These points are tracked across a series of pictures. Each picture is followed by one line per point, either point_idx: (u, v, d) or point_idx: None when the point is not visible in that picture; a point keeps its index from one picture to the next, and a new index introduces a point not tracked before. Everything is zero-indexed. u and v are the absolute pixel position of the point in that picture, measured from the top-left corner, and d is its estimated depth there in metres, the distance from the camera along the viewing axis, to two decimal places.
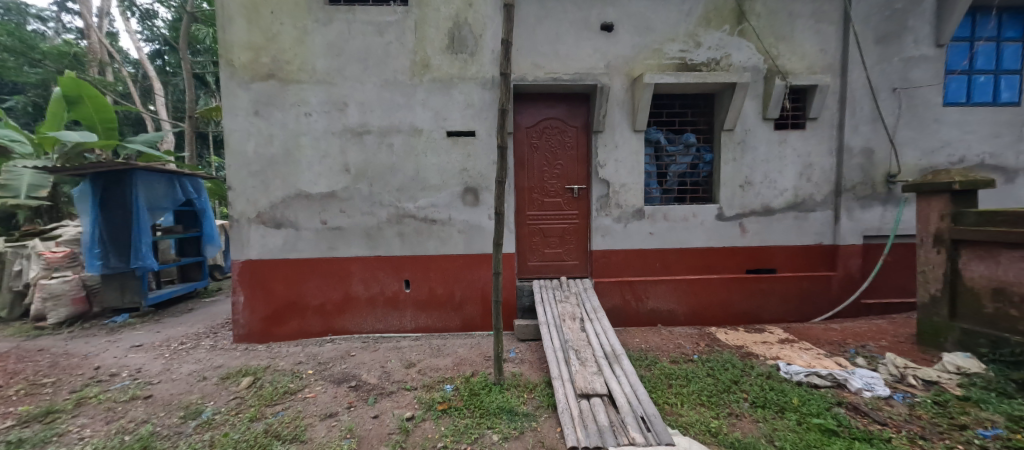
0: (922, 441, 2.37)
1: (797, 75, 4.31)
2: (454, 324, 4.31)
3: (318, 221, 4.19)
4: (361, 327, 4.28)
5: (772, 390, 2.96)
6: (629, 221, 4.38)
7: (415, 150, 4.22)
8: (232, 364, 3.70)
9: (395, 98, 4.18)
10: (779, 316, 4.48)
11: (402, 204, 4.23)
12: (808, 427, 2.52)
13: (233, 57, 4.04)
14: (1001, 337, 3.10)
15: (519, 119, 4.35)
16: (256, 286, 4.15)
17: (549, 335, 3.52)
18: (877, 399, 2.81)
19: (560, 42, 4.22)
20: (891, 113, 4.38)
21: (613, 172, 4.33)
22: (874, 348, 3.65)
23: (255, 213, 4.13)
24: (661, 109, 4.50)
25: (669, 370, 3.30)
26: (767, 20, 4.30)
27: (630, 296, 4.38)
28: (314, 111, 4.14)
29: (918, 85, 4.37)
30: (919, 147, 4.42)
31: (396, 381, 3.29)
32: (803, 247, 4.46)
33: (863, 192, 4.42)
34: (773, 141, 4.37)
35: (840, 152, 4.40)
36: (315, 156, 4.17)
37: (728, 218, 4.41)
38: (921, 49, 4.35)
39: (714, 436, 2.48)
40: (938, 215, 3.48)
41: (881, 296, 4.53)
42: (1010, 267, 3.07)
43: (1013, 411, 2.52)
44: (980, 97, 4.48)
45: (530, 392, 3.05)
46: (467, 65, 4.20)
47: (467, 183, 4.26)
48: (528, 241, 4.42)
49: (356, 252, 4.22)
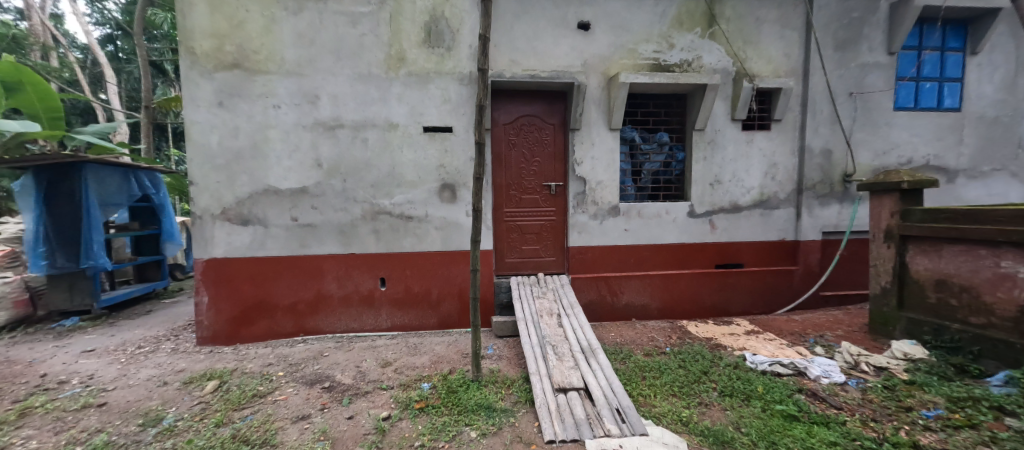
0: (872, 422, 2.54)
1: (763, 77, 4.50)
2: (431, 322, 4.27)
3: (288, 218, 4.04)
4: (335, 326, 4.17)
5: (738, 379, 3.10)
6: (605, 218, 4.46)
7: (391, 145, 4.13)
8: (196, 368, 3.53)
9: (369, 91, 4.07)
10: (745, 309, 4.68)
11: (377, 201, 4.15)
12: (772, 413, 2.66)
13: (195, 45, 3.83)
14: (943, 325, 3.35)
15: (497, 116, 4.34)
16: (222, 286, 3.96)
17: (527, 331, 3.54)
18: (833, 385, 3.00)
19: (537, 40, 4.23)
20: (848, 116, 4.64)
21: (590, 170, 4.39)
22: (831, 338, 3.88)
23: (220, 210, 3.94)
24: (636, 109, 4.59)
25: (643, 363, 3.40)
26: (735, 25, 4.46)
27: (606, 291, 4.47)
28: (283, 103, 3.98)
29: (872, 90, 4.65)
30: (872, 148, 4.71)
31: (371, 380, 3.24)
32: (768, 243, 4.68)
33: (823, 191, 4.67)
34: (740, 141, 4.55)
35: (802, 152, 4.63)
36: (284, 150, 4.01)
37: (699, 216, 4.56)
38: (875, 57, 4.63)
39: (685, 425, 2.57)
40: (888, 213, 3.73)
41: (837, 288, 4.82)
42: (950, 260, 3.32)
43: (952, 393, 2.74)
44: (927, 102, 4.82)
45: (508, 387, 3.07)
46: (444, 60, 4.15)
47: (444, 180, 4.22)
48: (506, 238, 4.44)
49: (329, 249, 4.11)
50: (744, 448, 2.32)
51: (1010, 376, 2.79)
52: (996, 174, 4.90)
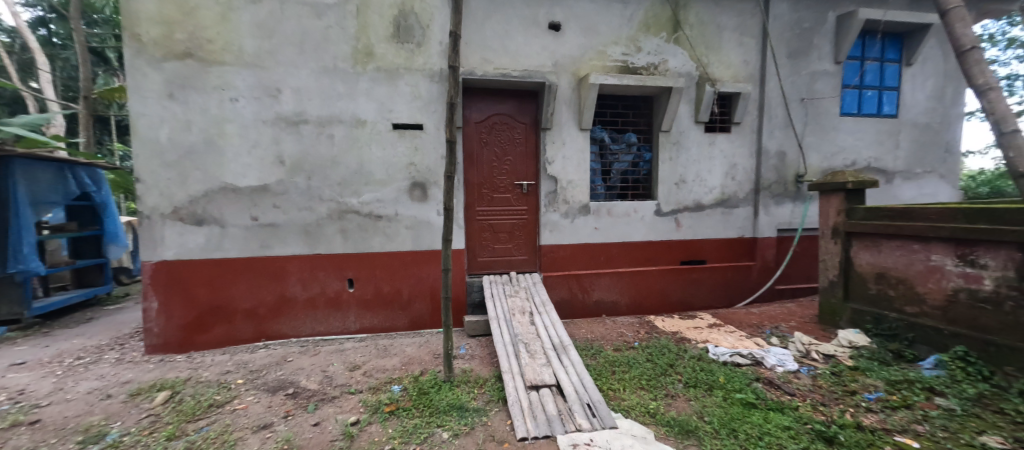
0: (821, 406, 2.73)
1: (724, 82, 4.71)
2: (401, 323, 4.19)
3: (247, 217, 3.84)
4: (299, 330, 4.01)
5: (702, 371, 3.23)
6: (575, 217, 4.53)
7: (358, 142, 4.01)
8: (144, 378, 3.29)
9: (335, 86, 3.94)
10: (708, 303, 4.90)
11: (344, 199, 4.02)
12: (732, 402, 2.79)
13: (141, 32, 3.56)
14: (882, 314, 3.63)
15: (468, 114, 4.30)
16: (174, 291, 3.71)
17: (499, 329, 3.55)
18: (787, 373, 3.19)
19: (508, 38, 4.23)
20: (800, 120, 4.95)
21: (561, 169, 4.45)
22: (785, 328, 4.13)
23: (171, 209, 3.69)
24: (605, 110, 4.69)
25: (612, 358, 3.49)
26: (698, 31, 4.64)
27: (577, 289, 4.55)
28: (240, 97, 3.77)
29: (821, 97, 4.98)
30: (821, 151, 5.05)
31: (339, 385, 3.14)
32: (729, 240, 4.91)
33: (778, 191, 4.95)
34: (703, 143, 4.74)
35: (759, 154, 4.89)
36: (243, 145, 3.80)
37: (665, 214, 4.72)
38: (823, 65, 4.96)
39: (653, 417, 2.66)
40: (835, 211, 4.01)
41: (790, 282, 5.13)
42: (888, 255, 3.61)
43: (891, 376, 2.98)
44: (868, 109, 5.22)
45: (480, 387, 3.06)
46: (413, 56, 4.07)
47: (414, 178, 4.14)
48: (478, 237, 4.42)
49: (293, 249, 3.94)
50: (707, 436, 2.42)
51: (938, 360, 3.07)
52: (927, 175, 5.37)
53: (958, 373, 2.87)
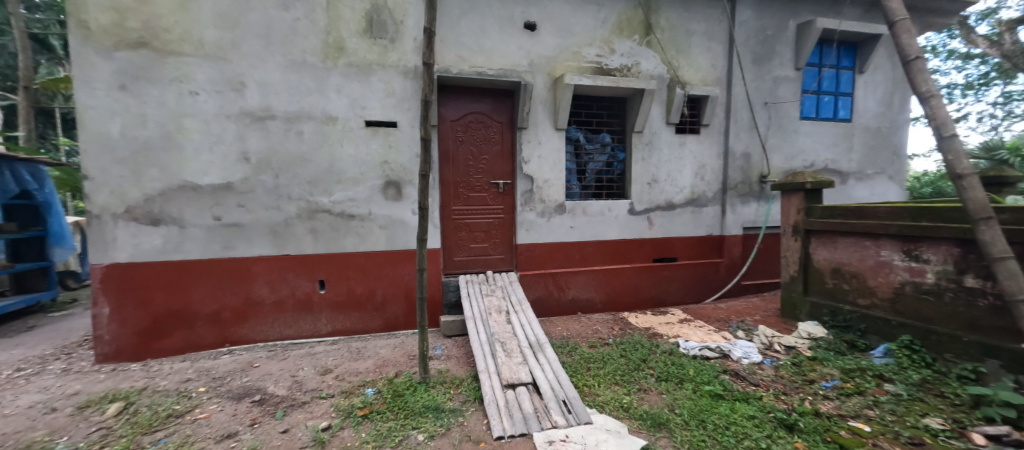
0: (783, 395, 2.87)
1: (693, 85, 4.87)
2: (375, 325, 4.10)
3: (209, 217, 3.65)
4: (266, 334, 3.86)
5: (673, 364, 3.34)
6: (551, 216, 4.57)
7: (329, 139, 3.89)
8: (94, 389, 3.07)
9: (304, 81, 3.80)
10: (679, 299, 5.05)
11: (315, 198, 3.89)
12: (701, 394, 2.90)
13: (89, 18, 3.32)
14: (838, 307, 3.86)
15: (444, 112, 4.25)
16: (128, 295, 3.49)
17: (476, 328, 3.53)
18: (752, 364, 3.34)
19: (484, 37, 4.21)
20: (763, 123, 5.17)
21: (537, 168, 4.47)
22: (750, 322, 4.32)
23: (124, 209, 3.46)
24: (580, 110, 4.75)
25: (587, 354, 3.54)
26: (669, 34, 4.77)
27: (553, 287, 4.59)
28: (201, 90, 3.58)
29: (782, 101, 5.23)
30: (783, 152, 5.30)
31: (309, 390, 3.04)
32: (698, 238, 5.09)
33: (743, 190, 5.16)
34: (674, 144, 4.89)
35: (726, 155, 5.08)
36: (204, 141, 3.61)
37: (638, 213, 4.84)
38: (785, 71, 5.21)
39: (627, 411, 2.72)
40: (795, 210, 4.23)
41: (755, 278, 5.37)
42: (843, 251, 3.84)
43: (845, 365, 3.17)
44: (825, 113, 5.53)
45: (456, 387, 3.04)
46: (387, 51, 3.98)
47: (388, 177, 4.06)
48: (454, 236, 4.39)
49: (260, 250, 3.78)
50: (678, 427, 2.50)
51: (887, 348, 3.29)
52: (877, 176, 5.74)
53: (904, 360, 3.09)
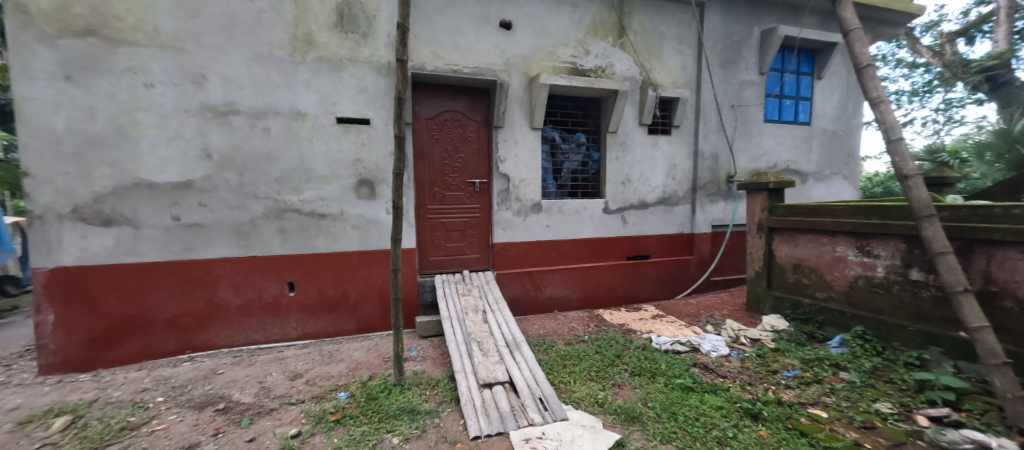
0: (749, 386, 3.00)
1: (665, 87, 5.00)
2: (348, 327, 4.00)
3: (167, 217, 3.45)
4: (231, 339, 3.69)
5: (646, 359, 3.42)
6: (528, 215, 4.59)
7: (298, 136, 3.75)
8: (37, 403, 2.84)
9: (271, 75, 3.65)
10: (651, 295, 5.19)
11: (283, 197, 3.74)
12: (673, 387, 2.99)
13: (27, 2, 3.06)
14: (798, 300, 4.07)
15: (418, 110, 4.19)
16: (76, 302, 3.24)
17: (452, 328, 3.50)
18: (720, 357, 3.47)
19: (459, 34, 4.17)
20: (730, 125, 5.38)
21: (513, 167, 4.47)
22: (718, 316, 4.50)
23: (70, 208, 3.21)
24: (556, 110, 4.79)
25: (563, 352, 3.58)
26: (641, 37, 4.88)
27: (530, 285, 4.62)
28: (157, 82, 3.37)
29: (748, 104, 5.45)
30: (748, 154, 5.53)
31: (278, 396, 2.93)
32: (670, 235, 5.24)
33: (712, 190, 5.36)
34: (647, 144, 5.01)
35: (695, 156, 5.25)
36: (161, 136, 3.40)
37: (612, 212, 4.93)
38: (750, 75, 5.43)
39: (601, 406, 2.77)
40: (759, 209, 4.42)
41: (723, 274, 5.59)
42: (803, 247, 4.04)
43: (805, 355, 3.35)
44: (787, 117, 5.81)
45: (432, 388, 3.01)
46: (359, 47, 3.88)
47: (361, 175, 3.96)
48: (430, 236, 4.33)
49: (223, 252, 3.61)
50: (650, 420, 2.57)
51: (843, 339, 3.50)
52: (834, 177, 6.08)
53: (858, 349, 3.29)
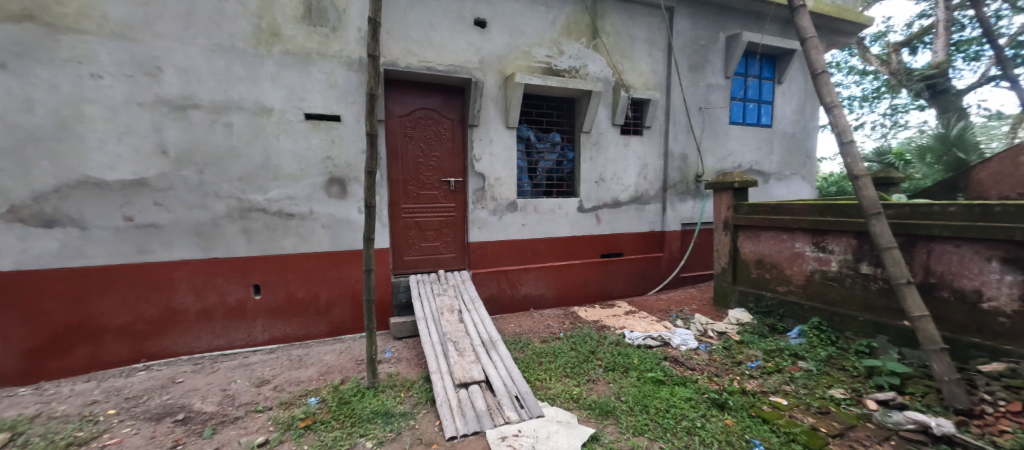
0: (716, 377, 3.13)
1: (636, 89, 5.13)
2: (319, 330, 3.87)
3: (118, 217, 3.22)
4: (191, 346, 3.50)
5: (619, 355, 3.51)
6: (503, 213, 4.59)
7: (263, 132, 3.60)
8: None
9: (233, 68, 3.47)
10: (625, 292, 5.31)
11: (247, 196, 3.58)
12: (645, 380, 3.07)
13: None
14: (761, 294, 4.27)
15: (391, 107, 4.11)
16: (13, 309, 2.98)
17: (427, 329, 3.46)
18: (689, 350, 3.61)
19: (433, 31, 4.11)
20: (698, 127, 5.57)
21: (488, 166, 4.46)
22: (688, 311, 4.66)
23: (5, 208, 2.95)
24: (531, 109, 4.80)
25: (539, 349, 3.61)
26: (614, 39, 4.98)
27: (506, 284, 4.62)
28: (106, 73, 3.14)
29: (714, 106, 5.67)
30: (715, 154, 5.75)
31: (243, 404, 2.80)
32: (642, 233, 5.38)
33: (681, 189, 5.54)
34: (619, 144, 5.12)
35: (665, 156, 5.41)
36: (110, 131, 3.17)
37: (587, 210, 5.01)
38: (716, 79, 5.64)
39: (576, 401, 2.81)
40: (725, 207, 4.62)
41: (692, 270, 5.79)
42: (766, 244, 4.25)
43: (767, 346, 3.53)
44: (750, 119, 6.07)
45: (407, 390, 2.97)
46: (328, 41, 3.76)
47: (331, 173, 3.84)
48: (404, 236, 4.26)
49: (182, 254, 3.41)
50: (624, 414, 2.63)
51: (801, 330, 3.71)
52: (793, 177, 6.42)
53: (814, 340, 3.50)
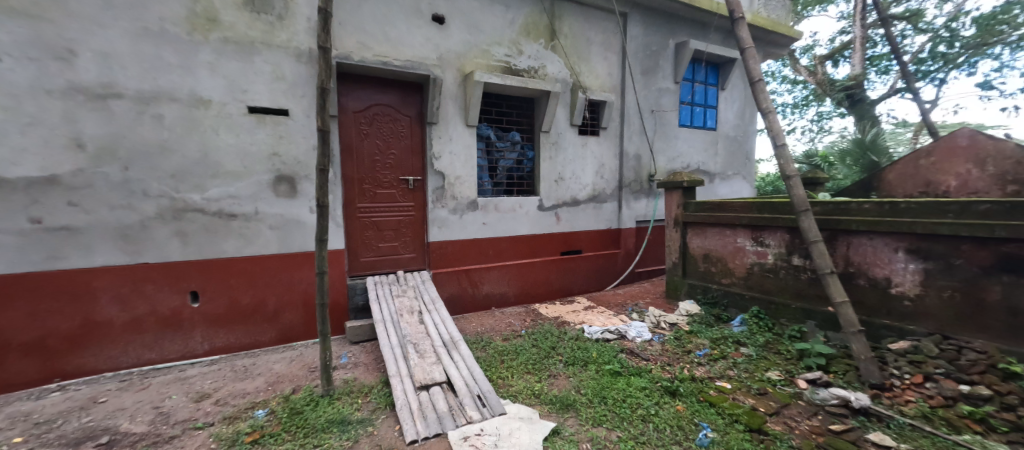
0: (669, 366, 3.31)
1: (593, 90, 5.28)
2: (266, 338, 3.64)
3: (22, 220, 2.84)
4: (117, 361, 3.15)
5: (579, 349, 3.60)
6: (464, 212, 4.55)
7: (200, 126, 3.31)
8: None
9: (163, 55, 3.17)
10: (584, 288, 5.46)
11: (182, 195, 3.28)
12: (603, 373, 3.18)
13: None
14: (708, 286, 4.56)
15: (345, 102, 3.94)
16: None
17: (386, 332, 3.35)
18: (643, 342, 3.78)
19: (389, 25, 3.98)
20: (651, 128, 5.84)
21: (448, 165, 4.40)
22: (642, 304, 4.88)
23: None
24: (491, 108, 4.79)
25: (501, 348, 3.63)
26: (571, 41, 5.09)
27: (467, 283, 4.59)
28: (5, 55, 2.75)
29: (665, 109, 5.96)
30: (666, 155, 6.05)
31: (179, 421, 2.57)
32: (599, 231, 5.55)
33: (635, 188, 5.77)
34: (577, 144, 5.24)
35: (621, 156, 5.62)
36: (10, 121, 2.78)
37: (547, 209, 5.09)
38: (666, 83, 5.93)
39: (538, 397, 2.86)
40: (675, 205, 4.88)
41: (645, 265, 6.07)
42: (712, 239, 4.54)
43: (713, 334, 3.78)
44: (697, 122, 6.45)
45: (365, 396, 2.86)
46: (274, 30, 3.53)
47: (279, 171, 3.62)
48: (360, 236, 4.10)
49: (104, 259, 3.07)
50: (583, 406, 2.71)
51: (743, 318, 4.00)
52: (735, 177, 6.91)
53: (754, 327, 3.79)
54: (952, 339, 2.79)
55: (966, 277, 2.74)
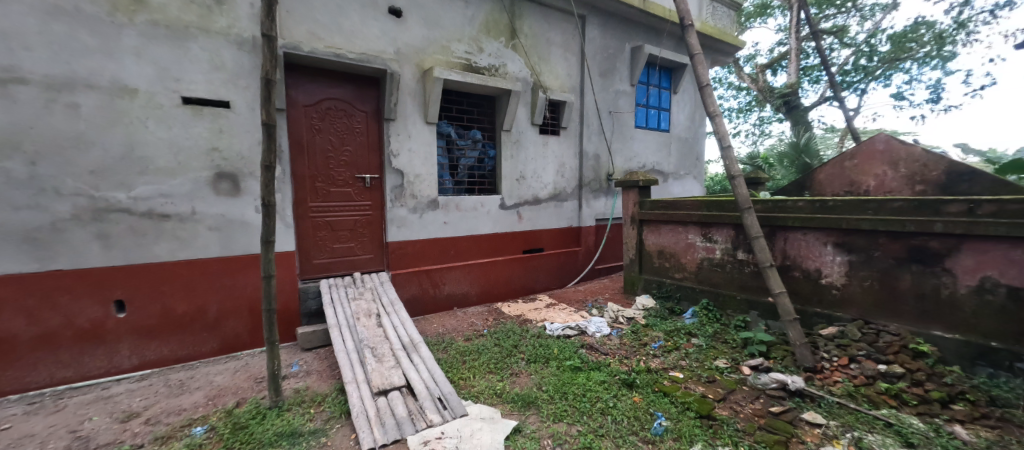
0: (626, 359, 3.41)
1: (553, 90, 5.34)
2: (207, 348, 3.36)
3: None
4: (23, 382, 2.78)
5: (541, 346, 3.63)
6: (423, 212, 4.44)
7: (125, 117, 2.99)
8: None
9: (79, 36, 2.83)
10: (545, 285, 5.52)
11: (104, 193, 2.95)
12: (564, 369, 3.23)
13: None
14: (662, 281, 4.76)
15: (295, 95, 3.72)
16: None
17: (341, 337, 3.20)
18: (602, 336, 3.88)
19: (341, 15, 3.80)
20: (609, 129, 6.00)
21: (407, 162, 4.28)
22: (601, 300, 5.01)
23: None
24: (451, 105, 4.72)
25: (463, 348, 3.58)
26: (531, 41, 5.11)
27: (427, 284, 4.49)
28: None
29: (622, 111, 6.15)
30: (623, 155, 6.25)
31: (101, 445, 2.31)
32: (560, 229, 5.63)
33: (594, 186, 5.91)
34: (538, 143, 5.28)
35: (580, 155, 5.73)
36: None
37: (508, 207, 5.09)
38: (623, 85, 6.12)
39: (500, 396, 2.85)
40: (632, 204, 5.05)
41: (604, 262, 6.24)
42: (666, 236, 4.74)
43: (667, 327, 3.95)
44: (652, 124, 6.72)
45: (318, 405, 2.72)
46: (212, 15, 3.26)
47: (220, 167, 3.35)
48: (313, 237, 3.89)
49: (5, 266, 2.70)
50: (545, 403, 2.74)
51: (694, 311, 4.22)
52: (686, 177, 7.26)
53: (704, 319, 4.00)
54: (872, 323, 3.09)
55: (883, 268, 3.05)
